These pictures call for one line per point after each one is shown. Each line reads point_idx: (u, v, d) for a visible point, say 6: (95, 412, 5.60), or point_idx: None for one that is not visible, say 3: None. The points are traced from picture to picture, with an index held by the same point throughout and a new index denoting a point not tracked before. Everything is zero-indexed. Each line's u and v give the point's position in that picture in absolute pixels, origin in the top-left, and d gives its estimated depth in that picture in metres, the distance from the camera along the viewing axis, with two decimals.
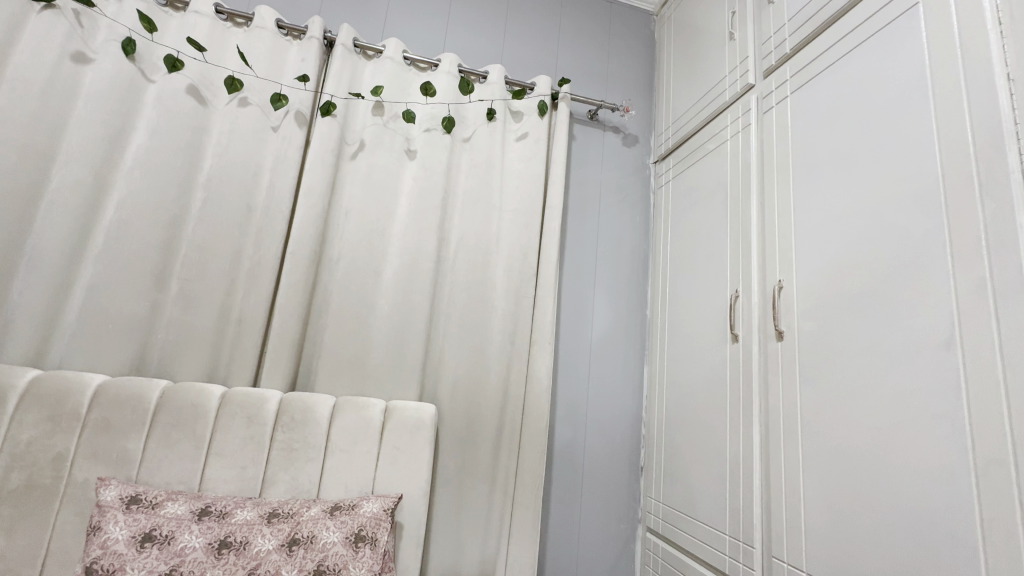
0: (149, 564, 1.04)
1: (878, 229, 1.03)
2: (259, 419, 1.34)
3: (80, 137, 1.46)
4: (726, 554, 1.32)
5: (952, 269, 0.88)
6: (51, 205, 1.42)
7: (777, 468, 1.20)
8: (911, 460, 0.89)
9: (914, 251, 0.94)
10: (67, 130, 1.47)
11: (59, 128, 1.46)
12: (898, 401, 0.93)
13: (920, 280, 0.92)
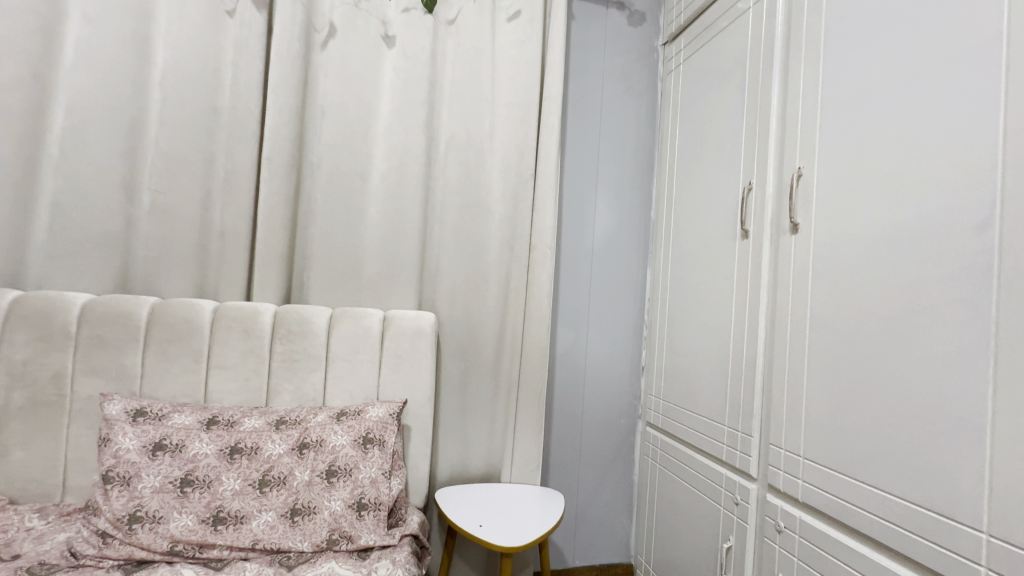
0: (164, 471, 1.07)
1: (921, 99, 0.90)
2: (256, 332, 1.31)
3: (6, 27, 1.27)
4: (724, 443, 1.37)
5: (1002, 139, 0.77)
6: None
7: (780, 362, 1.20)
8: (927, 348, 0.86)
9: (961, 122, 0.83)
10: None
11: None
12: (920, 289, 0.88)
13: (962, 155, 0.82)
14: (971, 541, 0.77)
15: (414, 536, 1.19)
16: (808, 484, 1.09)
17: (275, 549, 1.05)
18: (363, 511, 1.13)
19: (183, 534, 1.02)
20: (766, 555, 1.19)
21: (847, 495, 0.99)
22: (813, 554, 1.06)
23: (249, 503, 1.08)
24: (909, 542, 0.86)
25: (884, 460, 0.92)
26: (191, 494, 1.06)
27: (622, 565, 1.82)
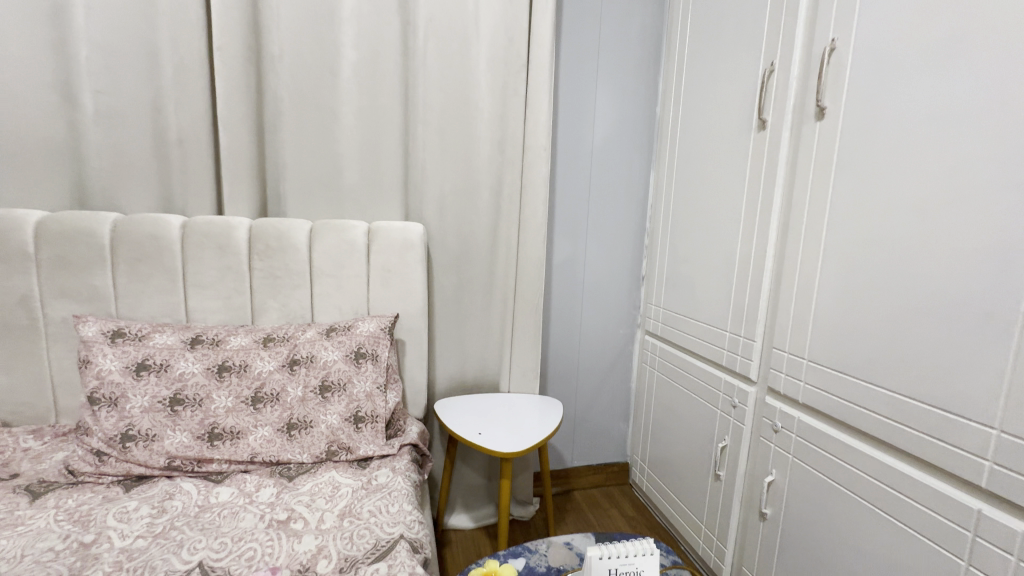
0: (151, 390, 1.04)
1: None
2: (231, 248, 1.23)
3: None
4: (724, 349, 1.35)
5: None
6: None
7: (791, 264, 1.13)
8: (962, 239, 0.78)
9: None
10: None
11: None
12: (964, 172, 0.77)
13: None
14: (980, 436, 0.75)
15: (413, 445, 1.20)
16: (810, 385, 1.07)
17: (275, 461, 1.05)
18: (361, 423, 1.13)
19: (179, 450, 1.01)
20: (761, 453, 1.21)
21: (850, 395, 0.98)
22: (810, 451, 1.07)
23: (244, 419, 1.07)
24: (911, 438, 0.86)
25: (897, 360, 0.88)
26: (183, 412, 1.04)
27: (618, 464, 1.91)
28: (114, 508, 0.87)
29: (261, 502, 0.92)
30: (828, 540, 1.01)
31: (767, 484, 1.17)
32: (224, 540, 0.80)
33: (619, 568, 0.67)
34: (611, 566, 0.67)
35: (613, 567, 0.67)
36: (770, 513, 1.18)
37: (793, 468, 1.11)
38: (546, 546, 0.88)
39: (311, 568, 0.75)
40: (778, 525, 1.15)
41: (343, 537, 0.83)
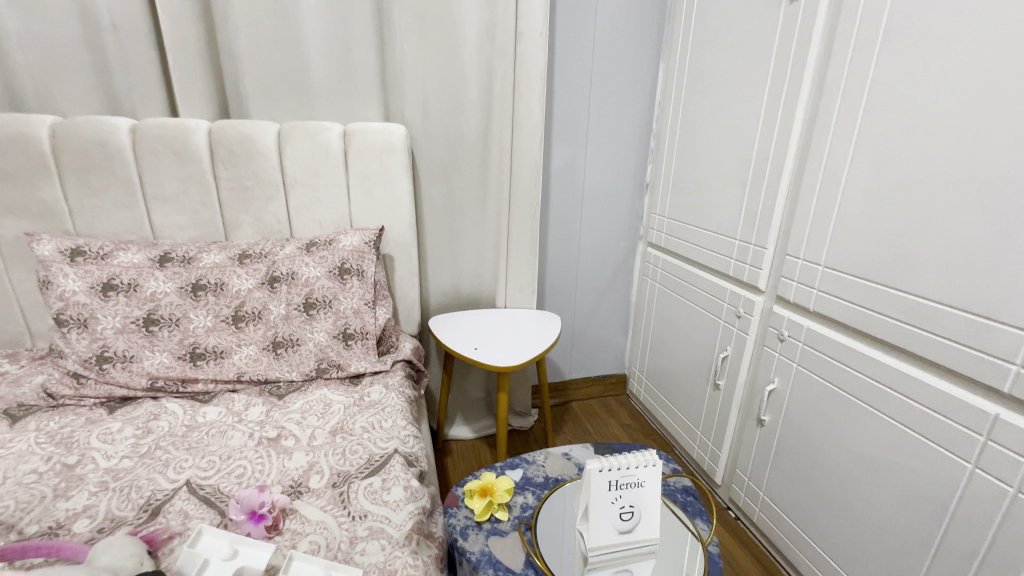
0: (123, 311, 0.98)
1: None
2: (191, 155, 1.09)
3: None
4: (732, 258, 1.27)
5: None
6: None
7: (815, 161, 1.02)
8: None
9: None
10: None
11: None
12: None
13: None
14: (1010, 340, 0.70)
15: (407, 362, 1.16)
16: (823, 292, 1.01)
17: (264, 380, 1.02)
18: (350, 341, 1.08)
19: (161, 370, 0.97)
20: (763, 363, 1.19)
21: (868, 302, 0.92)
22: (816, 359, 1.03)
23: (227, 339, 1.02)
24: (932, 344, 0.81)
25: (931, 261, 0.80)
26: (160, 332, 0.99)
27: (616, 376, 1.92)
28: (98, 430, 0.84)
29: (250, 420, 0.90)
30: (827, 444, 1.01)
31: (768, 393, 1.16)
32: (212, 458, 0.78)
33: (619, 479, 0.65)
34: (611, 477, 0.65)
35: (614, 478, 0.65)
36: (768, 419, 1.17)
37: (796, 376, 1.09)
38: (544, 457, 0.86)
39: (303, 483, 0.74)
40: (775, 431, 1.15)
41: (335, 452, 0.81)
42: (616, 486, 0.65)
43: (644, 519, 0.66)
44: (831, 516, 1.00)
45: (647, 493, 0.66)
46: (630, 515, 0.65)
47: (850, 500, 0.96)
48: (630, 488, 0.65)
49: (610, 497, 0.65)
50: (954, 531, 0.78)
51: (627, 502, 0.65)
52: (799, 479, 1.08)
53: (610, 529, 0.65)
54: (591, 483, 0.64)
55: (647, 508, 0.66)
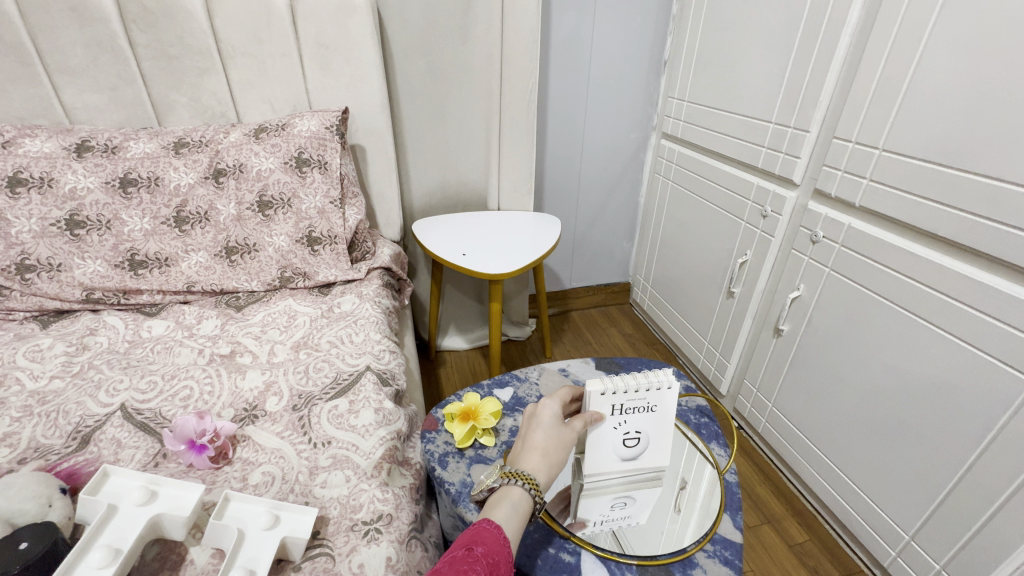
0: (38, 211, 0.82)
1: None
2: (92, 11, 0.86)
3: None
4: (763, 146, 1.08)
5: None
6: None
7: (891, 7, 0.79)
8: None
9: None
10: None
11: None
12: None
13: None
14: None
15: (386, 269, 1.03)
16: (876, 183, 0.84)
17: (219, 290, 0.89)
18: (317, 246, 0.94)
19: (97, 281, 0.84)
20: (789, 267, 1.05)
21: (934, 192, 0.75)
22: (854, 261, 0.89)
23: (171, 244, 0.88)
24: (1015, 242, 0.66)
25: None
26: (88, 237, 0.84)
27: (619, 284, 1.81)
28: (24, 347, 0.73)
29: (202, 335, 0.78)
30: (854, 356, 0.91)
31: (790, 301, 1.04)
32: (153, 378, 0.67)
33: (625, 404, 0.54)
34: (615, 401, 0.54)
35: (619, 403, 0.54)
36: (787, 329, 1.07)
37: (827, 282, 0.96)
38: (537, 374, 0.76)
39: (259, 407, 0.64)
40: (794, 342, 1.05)
41: (298, 370, 0.70)
42: (621, 411, 0.54)
43: (652, 446, 0.56)
44: (848, 431, 0.93)
45: (657, 419, 0.56)
46: (635, 442, 0.55)
47: (874, 414, 0.88)
48: (637, 414, 0.55)
49: (613, 424, 0.55)
50: (996, 451, 0.70)
51: (633, 430, 0.55)
52: (816, 392, 1.00)
53: (609, 454, 0.56)
54: (591, 406, 0.54)
55: (656, 435, 0.56)
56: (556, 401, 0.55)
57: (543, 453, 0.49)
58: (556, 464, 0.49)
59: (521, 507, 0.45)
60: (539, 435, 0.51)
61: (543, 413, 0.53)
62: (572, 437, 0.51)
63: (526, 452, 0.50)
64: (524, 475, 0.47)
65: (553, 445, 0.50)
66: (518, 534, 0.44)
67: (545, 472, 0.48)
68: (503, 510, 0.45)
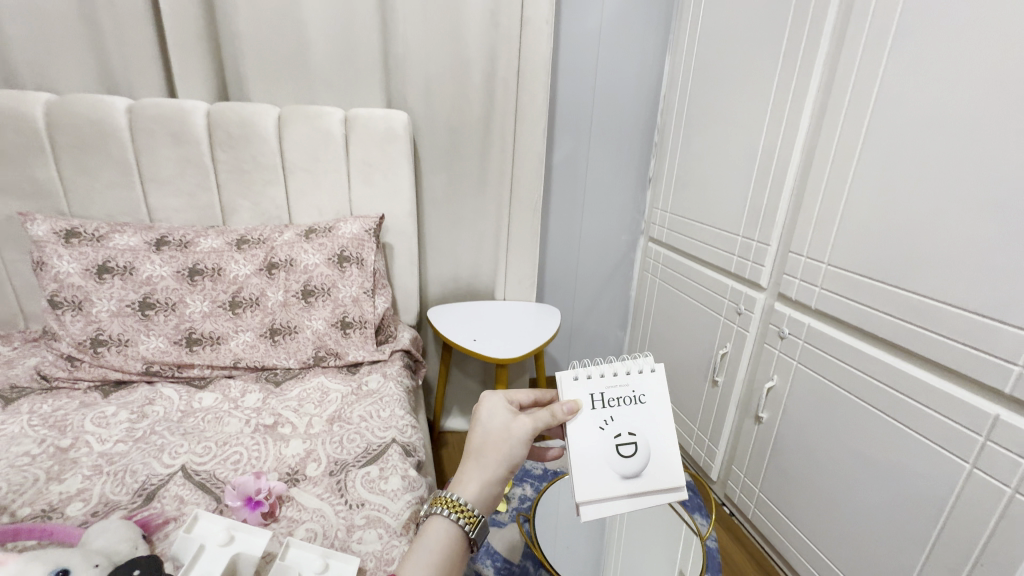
0: (118, 294, 0.96)
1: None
2: (188, 137, 1.07)
3: None
4: (734, 254, 1.27)
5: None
6: None
7: (823, 156, 1.01)
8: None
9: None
10: None
11: None
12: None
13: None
14: (1012, 342, 0.69)
15: (405, 351, 1.15)
16: (826, 291, 1.01)
17: (260, 366, 1.01)
18: (349, 329, 1.07)
19: (157, 355, 0.96)
20: (763, 360, 1.19)
21: (872, 300, 0.91)
22: (817, 356, 1.03)
23: (224, 325, 1.01)
24: (934, 344, 0.80)
25: (938, 261, 0.79)
26: (156, 317, 0.97)
27: None
28: (92, 414, 0.83)
29: (246, 407, 0.89)
30: (825, 443, 1.01)
31: (766, 391, 1.16)
32: (208, 444, 0.77)
33: (607, 393, 0.58)
34: (594, 389, 0.58)
35: (599, 392, 0.58)
36: (766, 417, 1.18)
37: (796, 373, 1.09)
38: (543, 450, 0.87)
39: (300, 471, 0.73)
40: (773, 429, 1.15)
41: (333, 440, 0.80)
42: (603, 399, 0.58)
43: (651, 452, 0.57)
44: (825, 515, 1.00)
45: (646, 412, 0.58)
46: (630, 446, 0.56)
47: (846, 498, 0.96)
48: (622, 407, 0.58)
49: (598, 420, 0.57)
50: (950, 530, 0.78)
51: (623, 426, 0.57)
52: (796, 477, 1.08)
53: (607, 470, 0.55)
54: (567, 393, 0.58)
55: (648, 432, 0.58)
56: (502, 402, 0.56)
57: (476, 460, 0.52)
58: (491, 473, 0.52)
59: (449, 536, 0.49)
60: (476, 436, 0.54)
61: (483, 418, 0.55)
62: (511, 441, 0.52)
63: (465, 462, 0.53)
64: (450, 499, 0.49)
65: (489, 452, 0.52)
66: (439, 559, 0.48)
67: (475, 481, 0.51)
68: (424, 545, 0.48)
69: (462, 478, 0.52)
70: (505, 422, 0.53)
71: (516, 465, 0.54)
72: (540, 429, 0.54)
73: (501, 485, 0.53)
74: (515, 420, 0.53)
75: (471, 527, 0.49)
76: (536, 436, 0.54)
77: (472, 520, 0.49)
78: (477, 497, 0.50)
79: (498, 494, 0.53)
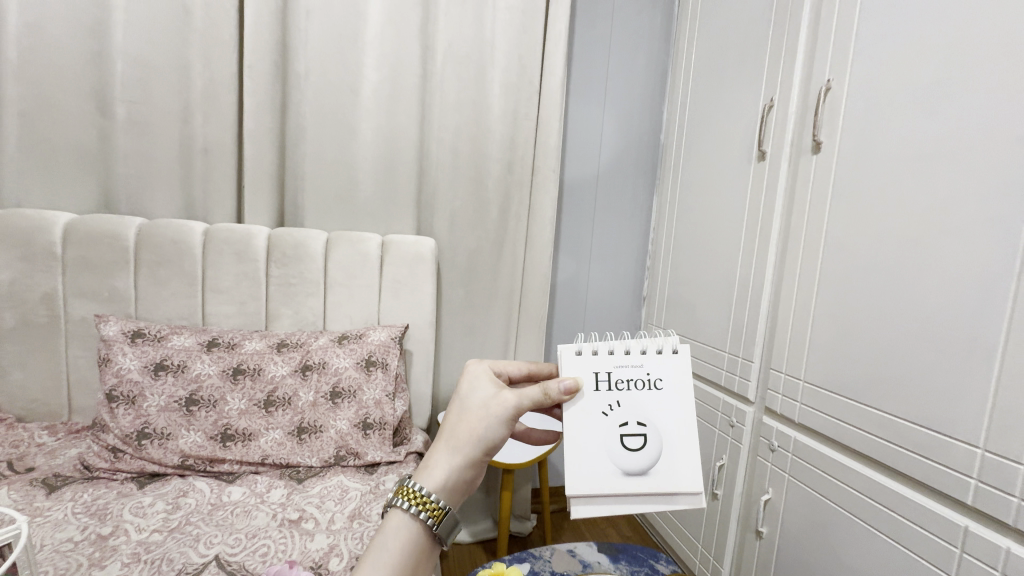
0: (168, 390, 1.07)
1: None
2: (249, 255, 1.27)
3: None
4: (723, 369, 1.39)
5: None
6: None
7: (789, 289, 1.18)
8: (964, 263, 0.80)
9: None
10: None
11: None
12: (971, 194, 0.80)
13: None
14: (965, 456, 0.79)
15: (418, 454, 1.22)
16: (805, 406, 1.11)
17: (285, 464, 1.07)
18: (369, 430, 1.15)
19: (193, 449, 1.04)
20: (757, 473, 1.25)
21: (844, 415, 1.01)
22: (806, 469, 1.10)
23: (256, 422, 1.09)
24: (902, 457, 0.89)
25: (890, 384, 0.92)
26: (198, 412, 1.07)
27: None
28: (130, 504, 0.90)
29: (272, 502, 0.95)
30: (823, 558, 1.03)
31: (763, 503, 1.20)
32: (239, 536, 0.83)
33: (615, 376, 0.57)
34: (601, 369, 0.57)
35: (607, 376, 0.57)
36: (765, 531, 1.20)
37: (789, 486, 1.14)
38: (550, 553, 0.92)
39: (323, 565, 0.78)
40: (773, 544, 1.17)
41: (353, 537, 0.86)
42: (610, 379, 0.56)
43: (657, 443, 0.55)
44: None
45: (655, 401, 0.56)
46: (634, 433, 0.54)
47: None
48: (630, 392, 0.56)
49: (603, 404, 0.56)
50: None
51: (627, 409, 0.56)
52: None
53: (607, 457, 0.54)
54: (568, 369, 0.57)
55: (657, 419, 0.56)
56: (485, 376, 0.53)
57: (449, 444, 0.49)
58: (463, 455, 0.49)
59: (410, 528, 0.47)
60: (452, 416, 0.50)
61: (462, 394, 0.52)
62: (487, 421, 0.49)
63: (436, 443, 0.50)
64: (409, 489, 0.46)
65: (462, 433, 0.49)
66: (400, 553, 0.46)
67: (445, 468, 0.49)
68: (383, 540, 0.46)
69: (430, 463, 0.49)
70: (484, 400, 0.50)
71: (494, 447, 0.50)
72: (524, 408, 0.50)
73: (475, 467, 0.50)
74: (495, 399, 0.50)
75: (435, 520, 0.46)
76: (517, 414, 0.50)
77: (435, 512, 0.46)
78: (446, 482, 0.48)
79: (472, 476, 0.50)
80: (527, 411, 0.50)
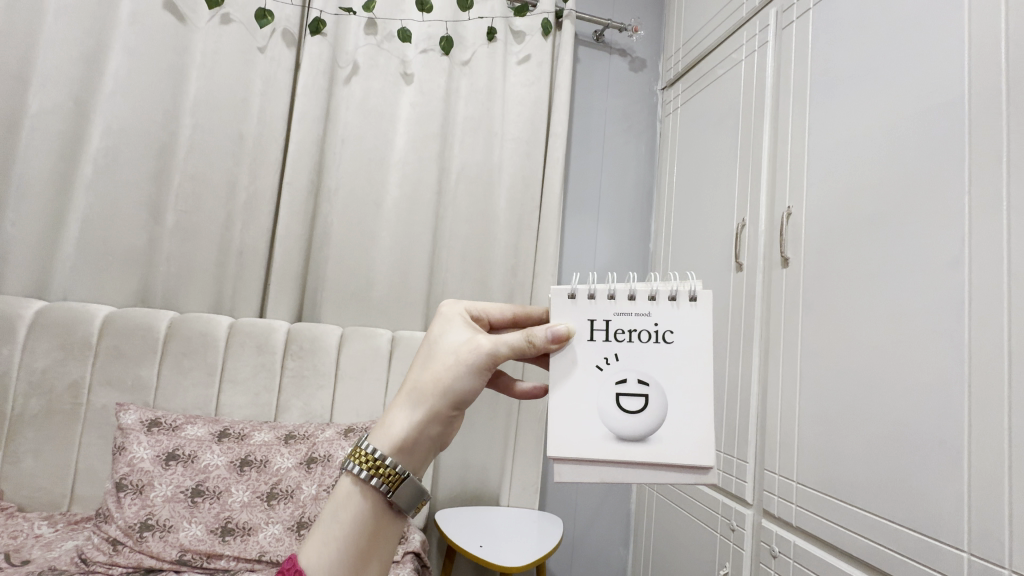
0: (176, 480, 1.09)
1: (894, 134, 1.00)
2: (269, 347, 1.36)
3: (62, 68, 1.36)
4: (720, 469, 1.41)
5: (965, 161, 0.86)
6: (48, 139, 1.35)
7: (774, 391, 1.25)
8: (922, 370, 0.89)
9: (943, 146, 0.90)
10: (45, 61, 1.36)
11: (30, 57, 1.34)
12: (917, 310, 0.91)
13: (943, 173, 0.89)
14: (953, 559, 0.81)
15: (415, 554, 1.20)
16: (801, 509, 1.12)
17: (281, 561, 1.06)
18: None
19: (192, 543, 1.04)
20: None
21: (838, 519, 1.03)
22: None
23: (257, 515, 1.09)
24: (897, 562, 0.90)
25: (875, 487, 0.95)
26: (202, 504, 1.08)
27: None
28: None
29: None
30: None
31: None
32: None
33: (615, 327, 0.57)
34: (600, 317, 0.58)
35: (607, 326, 0.57)
36: None
37: None
38: None
39: None
40: None
41: None
42: (609, 329, 0.57)
43: (654, 400, 0.56)
44: None
45: (657, 355, 0.57)
46: (629, 389, 0.56)
47: None
48: (630, 345, 0.57)
49: (600, 357, 0.57)
50: None
51: (624, 362, 0.57)
52: None
53: (599, 414, 0.56)
54: (559, 315, 0.58)
55: (655, 374, 0.57)
56: (459, 326, 0.54)
57: (412, 396, 0.50)
58: (426, 409, 0.50)
59: (359, 498, 0.47)
60: (418, 369, 0.52)
61: (433, 344, 0.53)
62: (455, 370, 0.50)
63: (399, 398, 0.51)
64: (362, 452, 0.47)
65: (426, 384, 0.50)
66: (350, 524, 0.47)
67: (406, 421, 0.50)
68: (331, 514, 0.47)
69: (394, 418, 0.50)
70: (454, 349, 0.51)
71: (461, 398, 0.51)
72: (500, 355, 0.51)
73: (439, 421, 0.50)
74: (465, 347, 0.51)
75: (389, 488, 0.47)
76: (488, 362, 0.51)
77: (390, 478, 0.47)
78: (406, 434, 0.49)
79: (435, 430, 0.50)
80: (503, 358, 0.51)
